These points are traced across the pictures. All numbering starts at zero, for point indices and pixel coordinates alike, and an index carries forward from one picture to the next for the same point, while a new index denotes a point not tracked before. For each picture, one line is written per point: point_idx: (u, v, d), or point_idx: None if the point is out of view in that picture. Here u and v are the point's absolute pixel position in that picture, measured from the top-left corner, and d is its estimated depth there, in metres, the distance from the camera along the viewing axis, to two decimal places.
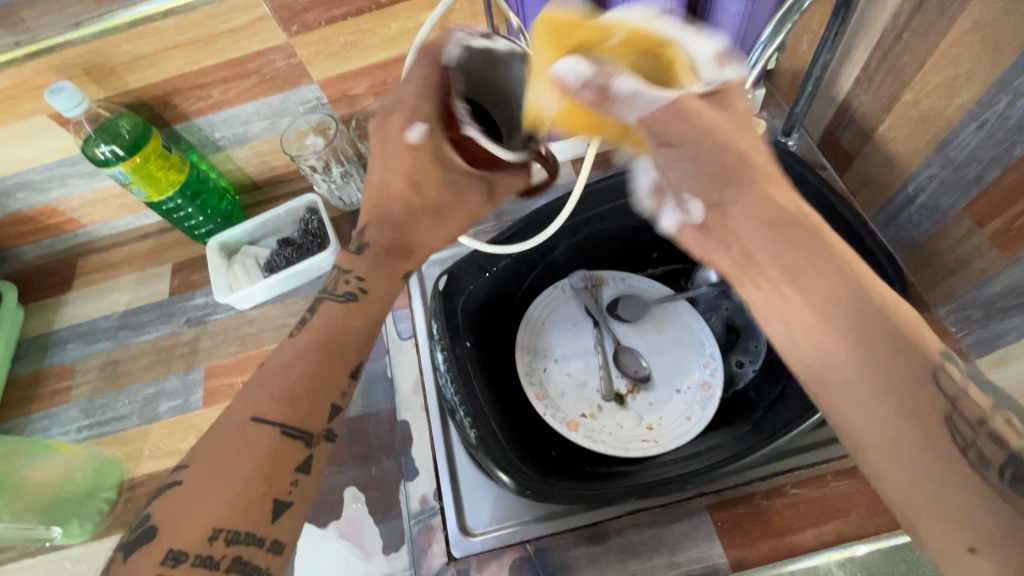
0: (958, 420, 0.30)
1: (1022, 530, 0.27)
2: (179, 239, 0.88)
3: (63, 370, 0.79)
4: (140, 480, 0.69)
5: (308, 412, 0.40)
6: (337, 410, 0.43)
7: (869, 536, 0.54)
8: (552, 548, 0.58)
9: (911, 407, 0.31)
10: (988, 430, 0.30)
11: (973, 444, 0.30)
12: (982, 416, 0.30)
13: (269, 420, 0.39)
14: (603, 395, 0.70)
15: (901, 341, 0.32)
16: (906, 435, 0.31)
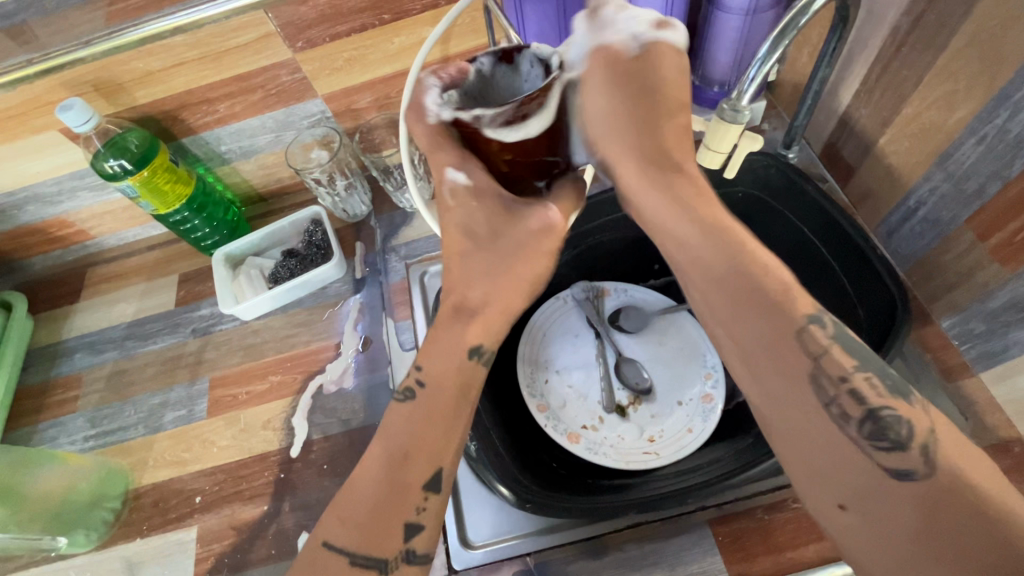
0: (822, 383, 0.38)
1: (880, 489, 0.35)
2: (185, 251, 0.89)
3: (71, 380, 0.80)
4: (145, 490, 0.69)
5: (381, 539, 0.43)
6: (413, 528, 0.44)
7: None
8: (552, 561, 0.58)
9: (783, 379, 0.39)
10: (851, 387, 0.37)
11: (835, 402, 0.37)
12: (845, 373, 0.38)
13: (340, 548, 0.42)
14: (604, 406, 0.70)
15: (771, 307, 0.39)
16: (782, 399, 0.39)
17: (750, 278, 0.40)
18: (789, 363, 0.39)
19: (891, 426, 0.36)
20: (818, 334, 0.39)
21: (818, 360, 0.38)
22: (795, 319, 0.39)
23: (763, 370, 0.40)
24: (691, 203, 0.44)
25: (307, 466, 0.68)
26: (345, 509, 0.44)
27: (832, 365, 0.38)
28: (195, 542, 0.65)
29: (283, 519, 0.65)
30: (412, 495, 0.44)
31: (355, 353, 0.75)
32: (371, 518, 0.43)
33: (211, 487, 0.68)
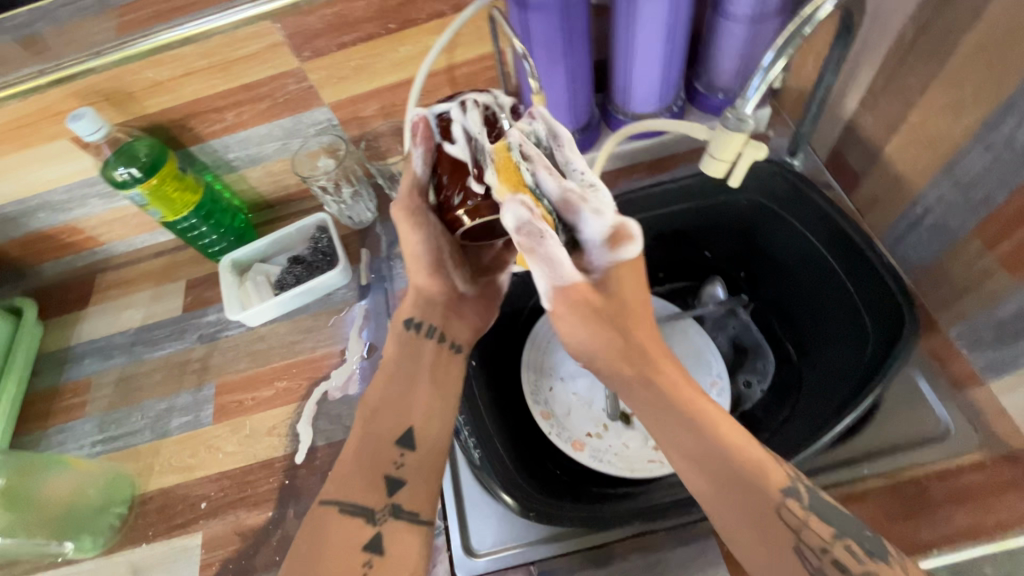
0: (805, 547, 0.42)
1: None
2: (192, 257, 0.90)
3: (79, 385, 0.81)
4: (151, 495, 0.70)
5: (362, 490, 0.49)
6: (392, 481, 0.50)
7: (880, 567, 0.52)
8: (556, 570, 0.57)
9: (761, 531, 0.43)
10: (832, 556, 0.42)
11: (822, 566, 0.41)
12: (826, 545, 0.42)
13: (332, 500, 0.48)
14: (609, 414, 0.70)
15: (735, 480, 0.44)
16: (742, 521, 0.44)
17: (736, 471, 0.44)
18: (772, 543, 0.43)
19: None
20: (794, 508, 0.43)
21: (799, 536, 0.42)
22: (773, 494, 0.44)
23: (744, 531, 0.44)
24: (719, 450, 0.45)
25: (312, 472, 0.68)
26: (340, 476, 0.50)
27: (814, 537, 0.42)
28: (200, 548, 0.65)
29: (287, 526, 0.65)
30: (389, 452, 0.51)
31: (360, 359, 0.75)
32: (357, 477, 0.49)
33: (216, 492, 0.68)
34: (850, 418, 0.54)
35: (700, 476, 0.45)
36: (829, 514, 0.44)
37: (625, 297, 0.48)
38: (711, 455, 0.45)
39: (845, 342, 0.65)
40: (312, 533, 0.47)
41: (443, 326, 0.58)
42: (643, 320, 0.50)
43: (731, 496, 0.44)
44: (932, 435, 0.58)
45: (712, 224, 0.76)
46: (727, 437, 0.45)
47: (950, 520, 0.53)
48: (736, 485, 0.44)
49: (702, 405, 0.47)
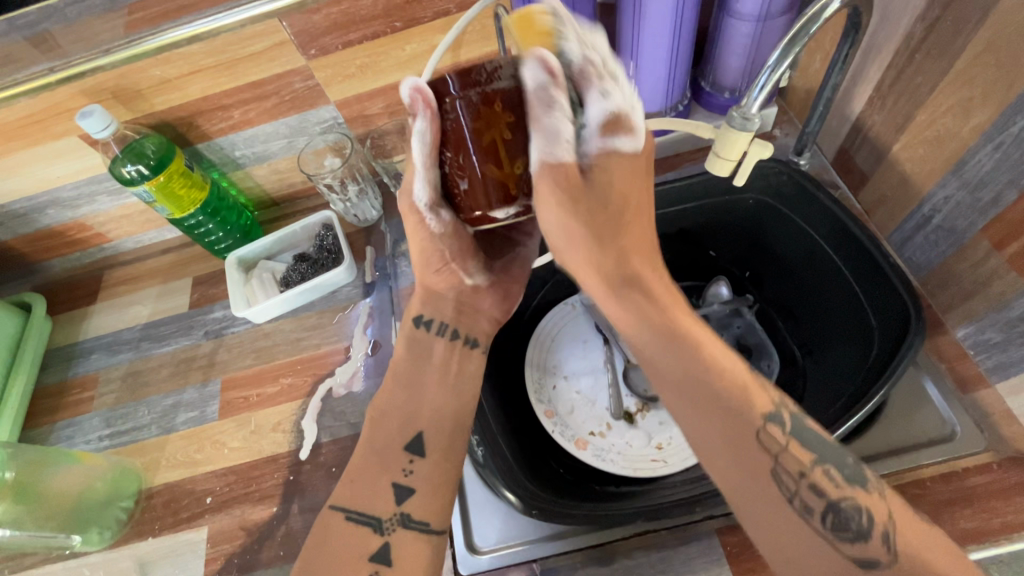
0: (782, 475, 0.42)
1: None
2: (199, 254, 0.90)
3: (87, 380, 0.82)
4: (158, 489, 0.70)
5: (378, 504, 0.50)
6: (401, 492, 0.51)
7: None
8: (559, 568, 0.58)
9: (756, 469, 0.42)
10: (811, 481, 0.41)
11: (797, 496, 0.41)
12: (805, 469, 0.42)
13: (342, 510, 0.50)
14: (612, 413, 0.71)
15: (719, 401, 0.44)
16: (746, 482, 0.42)
17: (710, 386, 0.44)
18: (751, 466, 0.42)
19: (853, 518, 0.40)
20: (775, 432, 0.43)
21: (777, 459, 0.42)
22: (755, 420, 0.43)
23: (729, 465, 0.43)
24: (716, 389, 0.44)
25: (317, 468, 0.68)
26: (351, 482, 0.51)
27: (791, 463, 0.42)
28: (206, 542, 0.66)
29: (292, 521, 0.65)
30: (397, 460, 0.51)
31: (364, 356, 0.76)
32: (365, 483, 0.51)
33: (222, 487, 0.69)
34: (854, 418, 0.54)
35: (681, 404, 0.45)
36: (809, 437, 0.43)
37: (604, 184, 0.45)
38: (702, 388, 0.44)
39: (850, 342, 0.65)
40: (324, 537, 0.50)
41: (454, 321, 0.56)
42: (638, 215, 0.48)
43: (713, 412, 0.44)
44: (938, 437, 0.58)
45: (716, 224, 0.76)
46: (710, 356, 0.45)
47: (956, 522, 0.52)
48: (726, 399, 0.44)
49: (716, 350, 0.46)
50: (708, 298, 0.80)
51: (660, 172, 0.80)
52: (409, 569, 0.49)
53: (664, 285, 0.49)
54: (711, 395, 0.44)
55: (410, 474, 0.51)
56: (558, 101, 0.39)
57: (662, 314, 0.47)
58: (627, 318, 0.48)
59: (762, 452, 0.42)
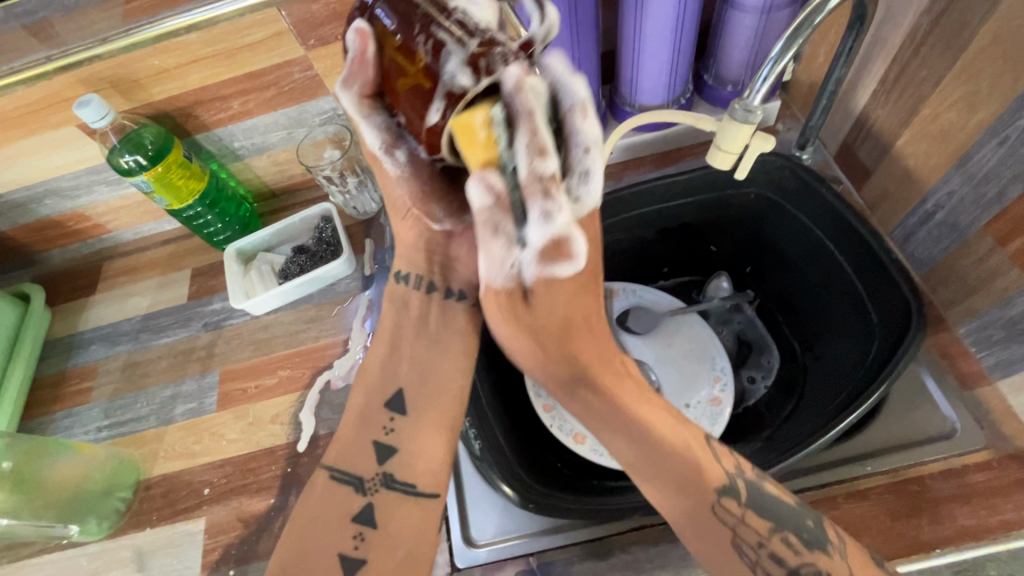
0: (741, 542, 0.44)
1: None
2: (198, 245, 0.90)
3: (85, 371, 0.82)
4: (156, 480, 0.71)
5: (362, 469, 0.51)
6: (388, 458, 0.51)
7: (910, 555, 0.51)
8: (555, 562, 0.57)
9: (719, 539, 0.44)
10: (768, 549, 0.44)
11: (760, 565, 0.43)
12: (762, 539, 0.44)
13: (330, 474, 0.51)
14: None
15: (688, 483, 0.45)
16: (712, 554, 0.45)
17: (668, 458, 0.46)
18: (709, 536, 0.44)
19: (812, 575, 0.42)
20: (729, 507, 0.45)
21: (735, 532, 0.44)
22: (709, 494, 0.45)
23: (684, 530, 0.46)
24: (688, 470, 0.45)
25: (314, 460, 0.68)
26: (342, 444, 0.53)
27: (750, 533, 0.44)
28: (203, 533, 0.66)
29: (289, 513, 0.65)
30: (379, 418, 0.52)
31: (363, 349, 0.75)
32: (354, 445, 0.52)
33: (219, 479, 0.69)
34: (854, 415, 0.54)
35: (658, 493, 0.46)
36: (767, 503, 0.45)
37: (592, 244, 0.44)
38: (660, 461, 0.46)
39: (851, 337, 0.64)
40: (313, 494, 0.51)
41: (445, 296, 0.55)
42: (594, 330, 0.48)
43: (682, 488, 0.45)
44: (936, 436, 0.58)
45: (716, 219, 0.75)
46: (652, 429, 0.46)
47: (954, 519, 0.52)
48: (687, 470, 0.46)
49: (664, 428, 0.47)
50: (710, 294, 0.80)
51: (661, 166, 0.79)
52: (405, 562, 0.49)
53: (605, 345, 0.49)
54: (665, 455, 0.46)
55: (393, 433, 0.52)
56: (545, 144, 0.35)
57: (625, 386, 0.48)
58: (583, 414, 0.50)
59: (728, 520, 0.44)
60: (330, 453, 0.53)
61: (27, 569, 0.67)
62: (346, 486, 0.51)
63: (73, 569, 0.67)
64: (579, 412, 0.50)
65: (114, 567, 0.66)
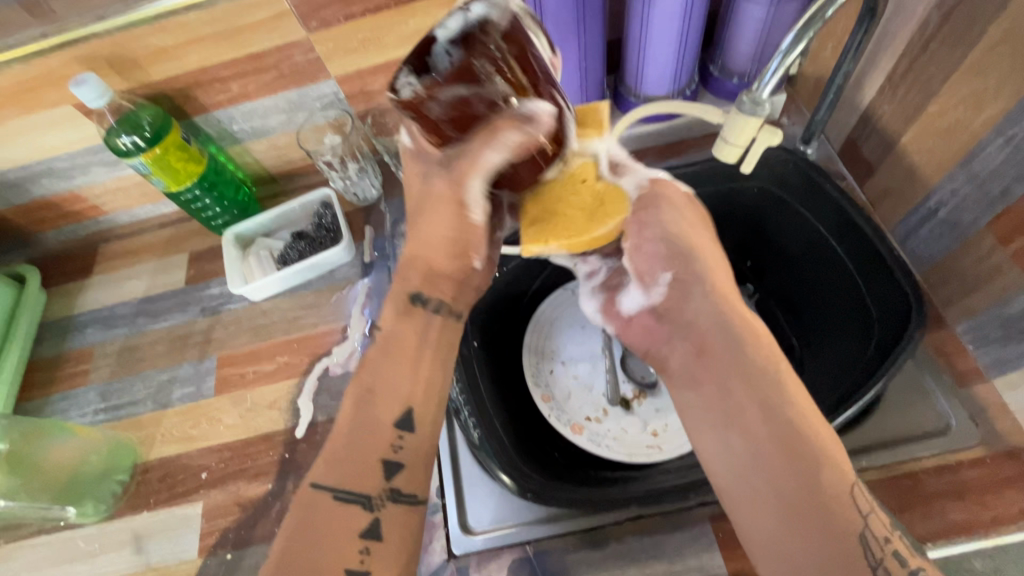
0: (858, 504, 0.39)
1: None
2: (196, 229, 0.89)
3: (82, 354, 0.81)
4: (153, 464, 0.70)
5: (363, 481, 0.46)
6: (391, 466, 0.47)
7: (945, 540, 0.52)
8: (552, 550, 0.58)
9: (834, 527, 0.38)
10: (894, 551, 0.37)
11: (884, 562, 0.37)
12: (888, 535, 0.38)
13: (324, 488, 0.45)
14: (608, 399, 0.71)
15: (794, 448, 0.41)
16: (816, 550, 0.38)
17: (804, 439, 0.41)
18: (825, 518, 0.38)
19: (896, 555, 0.37)
20: (866, 495, 0.40)
21: (867, 520, 0.38)
22: (844, 481, 0.40)
23: (783, 476, 0.40)
24: (807, 440, 0.41)
25: (312, 446, 0.68)
26: (331, 452, 0.47)
27: (877, 519, 0.39)
28: (201, 517, 0.66)
29: (287, 498, 0.65)
30: (387, 433, 0.47)
31: (362, 336, 0.75)
32: (352, 458, 0.46)
33: (217, 463, 0.69)
34: (849, 410, 0.55)
35: (755, 464, 0.42)
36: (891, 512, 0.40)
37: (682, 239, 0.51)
38: (779, 425, 0.42)
39: (849, 333, 0.64)
40: (301, 513, 0.45)
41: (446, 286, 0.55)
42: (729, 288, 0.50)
43: (787, 455, 0.41)
44: (931, 431, 0.58)
45: (717, 212, 0.75)
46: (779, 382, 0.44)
47: (946, 514, 0.53)
48: (805, 451, 0.41)
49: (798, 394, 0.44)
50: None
51: (664, 157, 0.79)
52: None
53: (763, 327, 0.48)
54: (790, 430, 0.42)
55: (398, 448, 0.47)
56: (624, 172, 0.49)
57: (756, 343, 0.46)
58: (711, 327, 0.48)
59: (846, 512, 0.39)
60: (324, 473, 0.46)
61: (23, 550, 0.67)
62: (347, 504, 0.45)
63: (70, 552, 0.66)
64: (714, 353, 0.47)
65: (111, 549, 0.66)
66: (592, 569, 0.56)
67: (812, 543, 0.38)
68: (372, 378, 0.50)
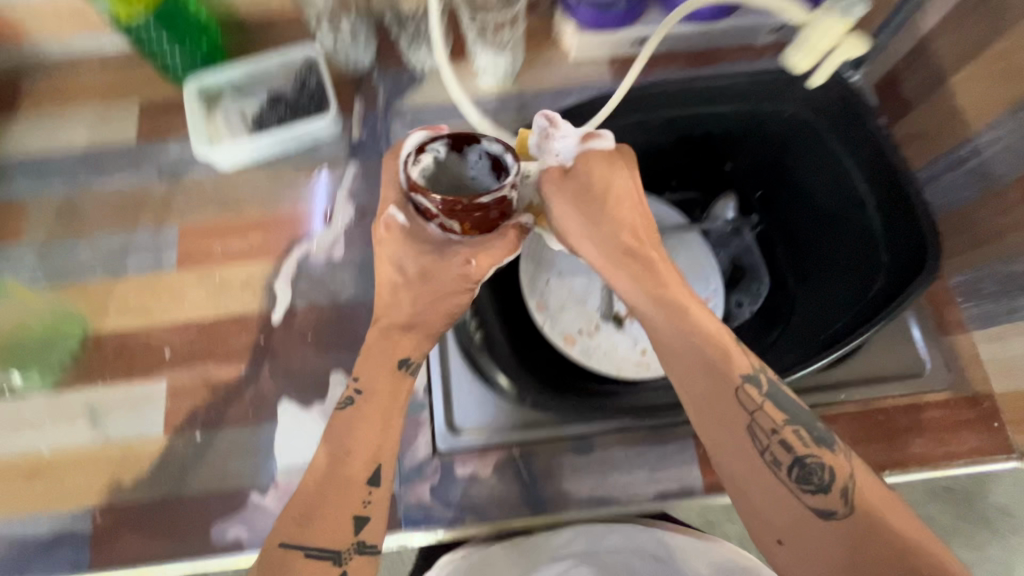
0: (758, 429, 0.45)
1: (861, 544, 0.41)
2: (147, 75, 0.75)
3: (9, 206, 0.70)
4: (106, 337, 0.64)
5: (334, 533, 0.46)
6: (361, 521, 0.46)
7: (932, 464, 0.57)
8: (538, 453, 0.58)
9: (728, 417, 0.45)
10: (782, 438, 0.44)
11: (769, 449, 0.44)
12: (777, 427, 0.45)
13: (297, 544, 0.45)
14: (601, 314, 0.70)
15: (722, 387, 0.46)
16: (739, 445, 0.45)
17: (693, 349, 0.46)
18: (730, 419, 0.45)
19: (814, 469, 0.43)
20: (751, 392, 0.45)
21: (754, 417, 0.45)
22: (733, 377, 0.46)
23: (694, 379, 0.46)
24: (712, 348, 0.46)
25: (290, 333, 0.64)
26: (298, 506, 0.47)
27: (767, 420, 0.45)
28: (165, 396, 0.62)
29: (263, 383, 0.62)
30: (358, 491, 0.47)
31: (348, 222, 0.68)
32: (323, 510, 0.46)
33: (183, 342, 0.63)
34: (840, 350, 0.56)
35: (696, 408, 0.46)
36: (786, 402, 0.46)
37: (590, 176, 0.47)
38: (698, 355, 0.46)
39: (844, 272, 0.65)
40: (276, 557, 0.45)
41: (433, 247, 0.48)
42: (632, 207, 0.49)
43: (697, 372, 0.46)
44: (907, 373, 0.61)
45: (744, 132, 0.71)
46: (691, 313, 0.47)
47: (907, 446, 0.58)
48: (702, 356, 0.46)
49: (696, 312, 0.48)
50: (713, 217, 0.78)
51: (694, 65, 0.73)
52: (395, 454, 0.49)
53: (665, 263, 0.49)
54: (700, 351, 0.46)
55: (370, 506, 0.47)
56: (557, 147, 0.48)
57: (687, 324, 0.47)
58: (632, 290, 0.49)
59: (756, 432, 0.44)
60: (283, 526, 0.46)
61: None
62: (319, 560, 0.45)
63: (13, 420, 0.61)
64: (621, 276, 0.49)
65: (60, 421, 0.61)
66: (576, 473, 0.58)
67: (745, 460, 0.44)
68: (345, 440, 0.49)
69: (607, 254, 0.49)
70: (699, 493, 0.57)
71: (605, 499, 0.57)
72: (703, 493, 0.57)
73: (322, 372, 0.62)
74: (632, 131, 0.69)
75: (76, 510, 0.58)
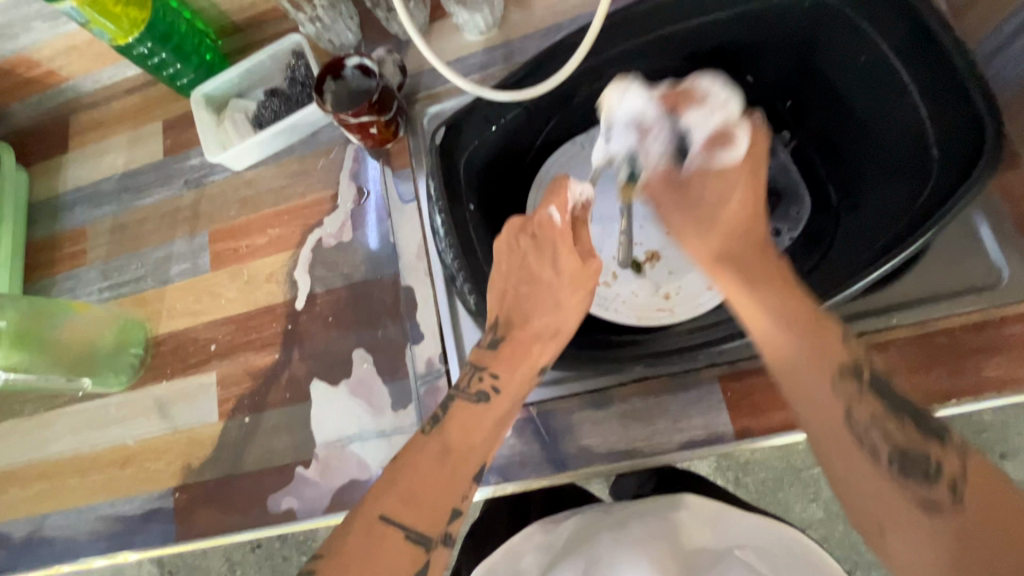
0: (862, 434, 0.37)
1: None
2: (165, 93, 0.80)
3: (76, 234, 0.79)
4: (164, 338, 0.72)
5: (431, 515, 0.42)
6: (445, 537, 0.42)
7: (1008, 391, 0.50)
8: (555, 412, 0.57)
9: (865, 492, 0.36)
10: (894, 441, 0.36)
11: (871, 453, 0.36)
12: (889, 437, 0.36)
13: (397, 520, 0.40)
14: (619, 261, 0.64)
15: (763, 248, 0.47)
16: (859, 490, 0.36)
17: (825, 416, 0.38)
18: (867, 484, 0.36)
19: (916, 460, 0.35)
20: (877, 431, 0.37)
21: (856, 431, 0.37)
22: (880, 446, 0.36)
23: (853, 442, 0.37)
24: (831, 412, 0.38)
25: (314, 318, 0.67)
26: (405, 488, 0.42)
27: (864, 409, 0.37)
28: (216, 385, 0.68)
29: (295, 366, 0.66)
30: (394, 534, 0.40)
31: (354, 204, 0.70)
32: (424, 488, 0.43)
33: (225, 335, 0.69)
34: (890, 263, 0.47)
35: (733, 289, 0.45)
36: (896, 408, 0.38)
37: (700, 196, 0.50)
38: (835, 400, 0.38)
39: (898, 179, 0.55)
40: (355, 547, 0.40)
41: (499, 356, 0.50)
42: (800, 312, 0.41)
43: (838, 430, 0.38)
44: (976, 285, 0.52)
45: (758, 37, 0.61)
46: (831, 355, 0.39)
47: (978, 371, 0.50)
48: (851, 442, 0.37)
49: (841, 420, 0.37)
50: (678, 132, 0.52)
51: None
52: (438, 475, 0.44)
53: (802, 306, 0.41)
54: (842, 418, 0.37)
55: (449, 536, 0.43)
56: (652, 131, 0.53)
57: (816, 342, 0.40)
58: (781, 328, 0.41)
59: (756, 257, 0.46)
60: (385, 499, 0.41)
61: (63, 417, 0.72)
62: (412, 542, 0.40)
63: (105, 417, 0.71)
64: (800, 315, 0.41)
65: (138, 415, 0.70)
66: (596, 427, 0.56)
67: (783, 315, 0.41)
68: (406, 475, 0.43)
69: (798, 312, 0.41)
70: (729, 440, 0.53)
71: (630, 452, 0.56)
72: (734, 439, 0.53)
73: (346, 352, 0.65)
74: (641, 54, 0.61)
75: (161, 490, 0.66)
